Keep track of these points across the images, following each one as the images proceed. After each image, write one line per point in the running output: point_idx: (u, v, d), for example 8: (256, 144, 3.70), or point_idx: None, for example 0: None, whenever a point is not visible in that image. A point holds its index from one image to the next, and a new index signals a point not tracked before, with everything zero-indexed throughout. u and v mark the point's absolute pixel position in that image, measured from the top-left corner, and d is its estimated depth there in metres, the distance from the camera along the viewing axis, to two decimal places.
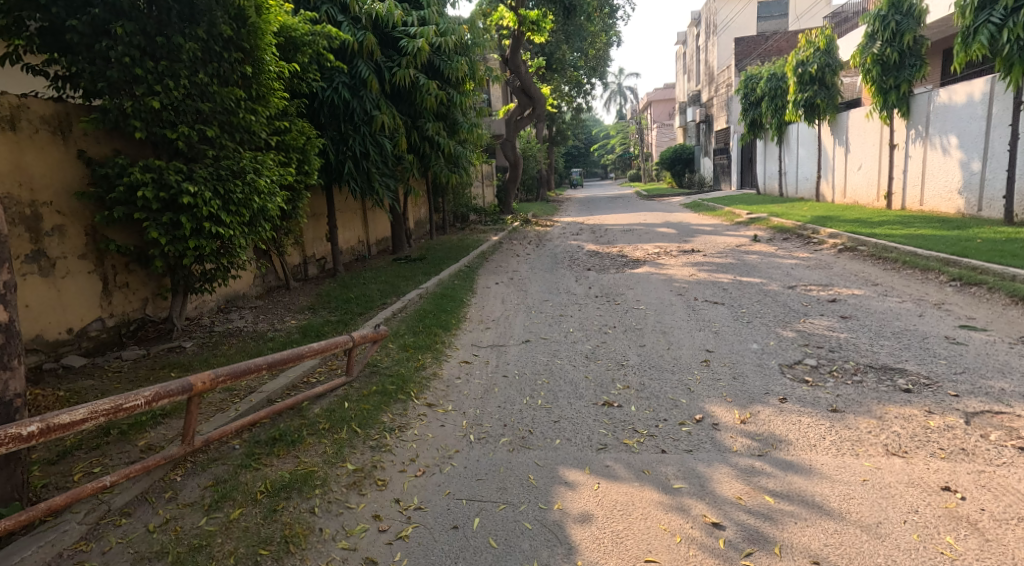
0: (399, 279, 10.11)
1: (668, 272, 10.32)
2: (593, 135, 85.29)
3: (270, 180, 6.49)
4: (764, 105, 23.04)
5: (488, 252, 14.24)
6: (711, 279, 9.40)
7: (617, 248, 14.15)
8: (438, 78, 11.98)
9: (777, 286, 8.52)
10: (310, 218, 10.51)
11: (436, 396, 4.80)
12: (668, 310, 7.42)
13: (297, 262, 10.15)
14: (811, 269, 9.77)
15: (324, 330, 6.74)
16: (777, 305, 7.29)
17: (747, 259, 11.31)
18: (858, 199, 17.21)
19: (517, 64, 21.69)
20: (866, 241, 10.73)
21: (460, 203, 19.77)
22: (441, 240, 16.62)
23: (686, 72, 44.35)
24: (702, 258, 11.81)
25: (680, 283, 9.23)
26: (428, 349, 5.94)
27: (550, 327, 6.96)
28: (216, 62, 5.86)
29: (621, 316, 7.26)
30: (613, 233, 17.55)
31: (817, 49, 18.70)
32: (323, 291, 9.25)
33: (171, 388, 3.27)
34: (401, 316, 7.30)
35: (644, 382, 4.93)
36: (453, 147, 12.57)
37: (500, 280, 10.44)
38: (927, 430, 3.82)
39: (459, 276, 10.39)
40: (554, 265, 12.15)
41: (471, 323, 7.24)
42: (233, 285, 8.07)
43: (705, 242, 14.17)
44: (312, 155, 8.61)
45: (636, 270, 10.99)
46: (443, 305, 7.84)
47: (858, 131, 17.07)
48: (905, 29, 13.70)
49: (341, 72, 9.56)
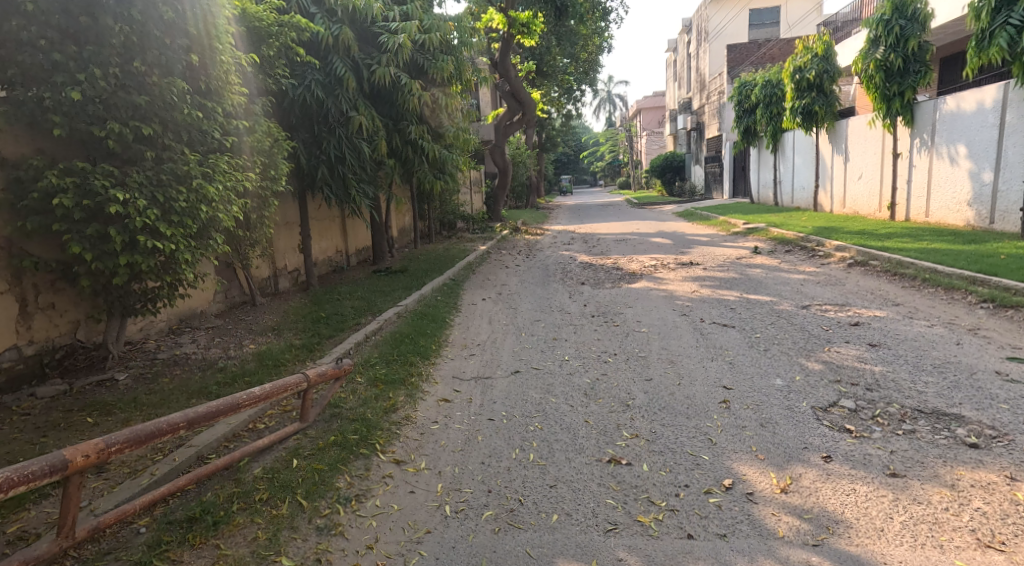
0: (377, 294, 9.31)
1: (668, 288, 9.57)
2: (582, 142, 84.82)
3: (224, 187, 5.70)
4: (759, 112, 22.43)
5: (474, 263, 13.44)
6: (715, 296, 8.66)
7: (611, 260, 13.40)
8: (421, 77, 11.21)
9: (789, 306, 7.77)
10: (281, 227, 9.73)
11: (407, 448, 4.00)
12: (672, 334, 6.66)
13: (265, 275, 9.36)
14: (822, 286, 9.05)
15: (286, 357, 5.93)
16: (795, 330, 6.53)
17: (751, 273, 10.57)
18: (859, 209, 16.58)
19: (506, 68, 21.05)
20: (878, 255, 10.01)
21: (447, 211, 19.00)
22: (426, 249, 15.82)
23: (677, 79, 43.86)
24: (702, 271, 11.08)
25: (681, 301, 8.48)
26: (403, 383, 5.16)
27: (541, 354, 6.18)
28: (158, 50, 5.10)
29: (621, 341, 6.49)
30: (607, 242, 16.86)
31: (816, 55, 18.00)
32: (292, 308, 8.44)
33: (29, 472, 2.52)
34: (375, 341, 6.50)
35: (656, 429, 4.17)
36: (437, 152, 11.76)
37: (487, 295, 9.65)
38: (1016, 507, 3.11)
39: (442, 292, 9.60)
40: (545, 279, 11.36)
41: (452, 348, 6.44)
42: (188, 303, 7.28)
43: (703, 253, 13.47)
44: (280, 158, 7.82)
45: (633, 284, 10.23)
46: (422, 328, 7.04)
47: (858, 138, 16.40)
48: (910, 34, 13.03)
49: (314, 68, 8.77)
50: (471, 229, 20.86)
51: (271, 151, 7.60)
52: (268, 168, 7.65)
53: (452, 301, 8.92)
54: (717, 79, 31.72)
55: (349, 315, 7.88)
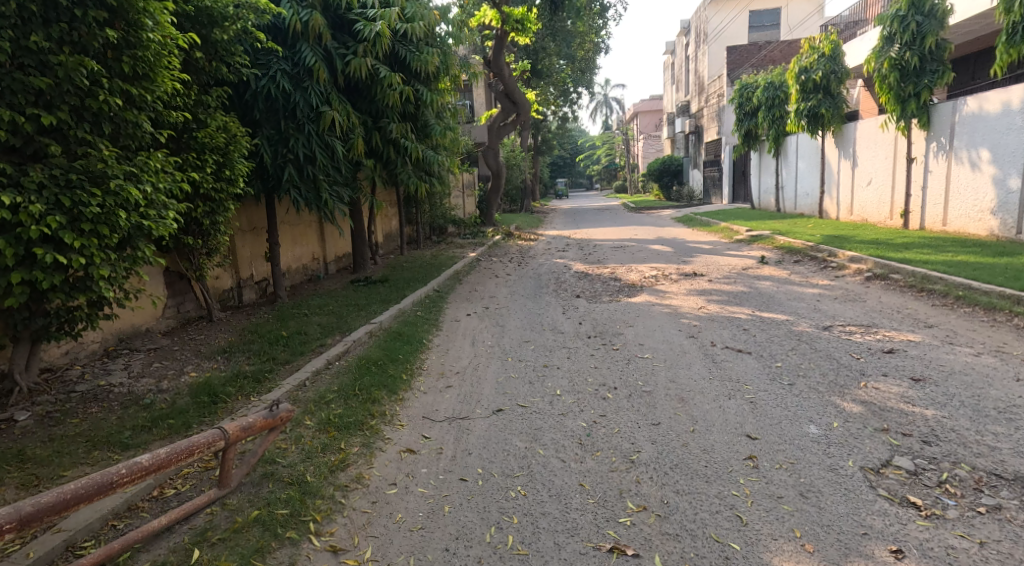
0: (350, 309, 8.43)
1: (671, 304, 8.71)
2: (579, 146, 84.18)
3: (152, 188, 4.86)
4: (760, 114, 21.67)
5: (462, 272, 12.59)
6: (724, 314, 7.80)
7: (608, 269, 12.55)
8: (404, 71, 10.37)
9: (808, 326, 6.92)
10: (245, 233, 8.87)
11: (349, 530, 3.21)
12: (680, 362, 5.80)
13: (225, 286, 8.50)
14: (840, 302, 8.21)
15: (229, 388, 5.06)
16: (821, 358, 5.69)
17: (761, 286, 9.74)
18: (868, 216, 15.81)
19: (500, 68, 20.22)
20: (899, 268, 9.19)
21: (437, 215, 18.15)
22: (413, 256, 14.96)
23: (676, 82, 42.95)
24: (707, 284, 10.22)
25: (687, 319, 7.63)
26: (360, 428, 4.31)
27: (528, 387, 5.31)
28: (65, 23, 4.29)
29: (621, 370, 5.63)
30: (603, 249, 16.01)
31: (822, 56, 17.28)
32: (252, 324, 7.58)
33: None
34: (337, 369, 5.65)
35: (669, 499, 3.33)
36: (421, 152, 10.87)
37: (473, 310, 8.79)
38: None
39: (423, 306, 8.73)
40: (536, 290, 10.49)
41: (426, 377, 5.58)
42: (126, 319, 6.42)
43: (706, 263, 12.63)
44: (239, 157, 6.96)
45: (633, 298, 9.38)
46: (394, 352, 6.18)
47: (867, 141, 15.62)
48: (927, 31, 12.30)
49: (280, 57, 7.96)
50: (462, 234, 20.01)
51: (226, 149, 6.77)
52: (223, 168, 6.82)
53: (433, 318, 8.06)
54: (716, 81, 30.97)
55: (314, 333, 7.01)
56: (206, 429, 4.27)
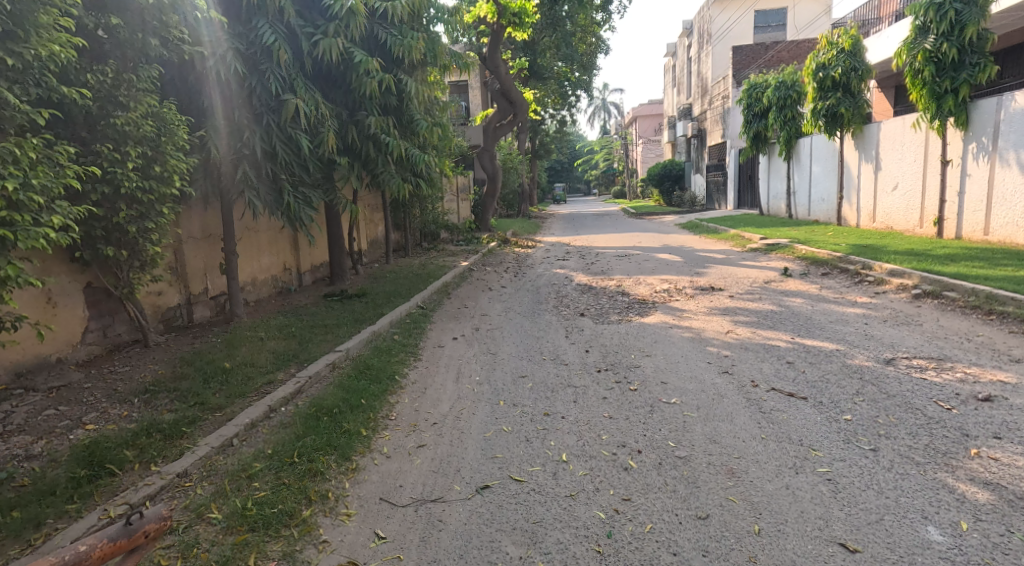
0: (317, 330, 7.21)
1: (691, 326, 7.48)
2: (577, 150, 83.18)
3: (23, 186, 3.70)
4: (771, 115, 20.54)
5: (452, 284, 11.36)
6: (758, 341, 6.57)
7: (614, 281, 11.36)
8: (384, 59, 9.20)
9: (866, 359, 5.73)
10: (196, 240, 7.60)
11: None
12: (718, 413, 4.57)
13: (171, 303, 7.24)
14: (893, 325, 7.02)
15: (126, 449, 3.82)
16: (898, 405, 4.51)
17: (792, 304, 8.57)
18: (894, 224, 14.67)
19: (496, 65, 19.13)
20: (952, 284, 8.03)
21: (428, 220, 16.93)
22: (398, 265, 13.72)
23: (677, 85, 41.77)
24: (728, 301, 8.98)
25: (713, 348, 6.41)
26: (286, 524, 3.17)
27: (522, 449, 4.09)
28: None
29: (643, 423, 4.40)
30: (607, 258, 14.82)
31: (842, 51, 16.12)
32: (196, 350, 6.33)
33: None
34: (281, 420, 4.41)
35: None
36: (405, 150, 9.63)
37: (463, 332, 7.58)
38: None
39: (403, 327, 7.53)
40: (534, 307, 9.26)
41: (390, 430, 4.36)
42: (24, 349, 5.16)
43: (723, 274, 11.44)
44: (174, 151, 5.78)
45: (645, 318, 8.13)
46: (357, 393, 4.96)
47: (894, 143, 14.49)
48: (967, 21, 11.21)
49: (233, 33, 6.71)
50: (455, 240, 18.79)
51: (158, 140, 5.57)
52: (152, 164, 5.62)
53: (413, 343, 6.86)
54: (720, 82, 29.84)
55: (265, 363, 5.79)
56: (63, 528, 3.11)
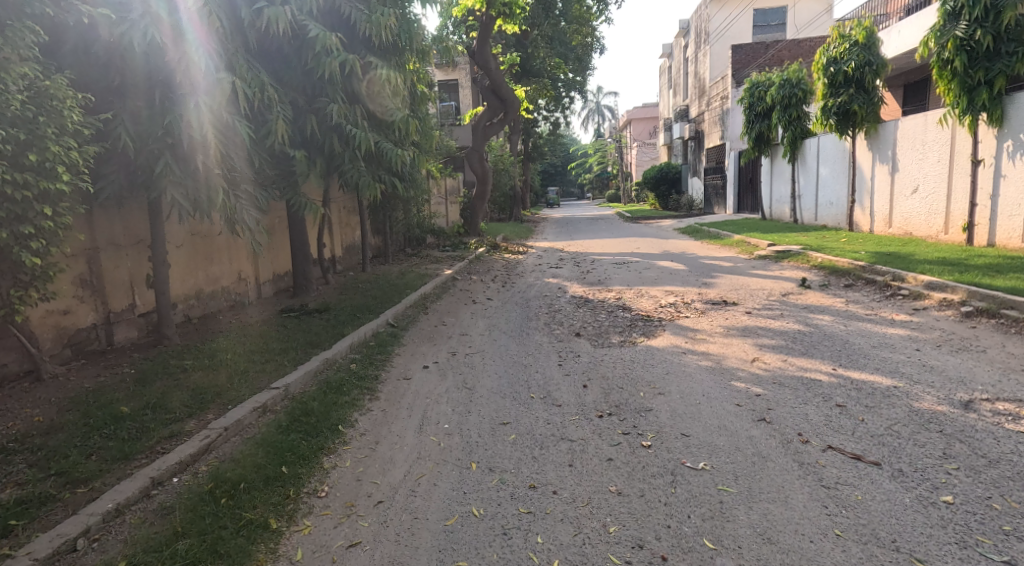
0: (260, 355, 6.02)
1: (708, 352, 6.27)
2: (571, 155, 82.19)
3: None
4: (775, 115, 19.48)
5: (432, 295, 10.15)
6: (792, 374, 5.38)
7: (613, 292, 10.20)
8: (349, 38, 8.06)
9: (937, 400, 4.56)
10: (118, 249, 6.39)
11: None
12: (765, 486, 3.37)
13: (83, 324, 6.04)
14: (952, 352, 5.86)
15: None
16: (1008, 475, 3.35)
17: (820, 323, 7.41)
18: (914, 230, 13.58)
19: (485, 60, 18.02)
20: (1011, 300, 6.88)
21: (411, 225, 15.75)
22: (375, 274, 12.51)
23: (674, 86, 40.47)
24: (746, 319, 7.79)
25: (739, 384, 5.22)
26: None
27: (494, 552, 3.00)
28: None
29: (665, 504, 3.26)
30: (604, 265, 13.66)
31: (854, 44, 15.00)
32: (102, 383, 5.10)
33: None
34: (163, 504, 3.32)
35: None
36: (374, 143, 8.44)
37: (437, 358, 6.36)
38: None
39: (365, 353, 6.34)
40: (523, 324, 8.06)
41: (315, 516, 3.25)
42: None
43: (734, 286, 10.29)
44: (60, 136, 4.57)
45: (652, 340, 6.92)
46: (280, 453, 3.77)
47: (913, 142, 13.41)
48: (1004, 5, 10.03)
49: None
50: (442, 246, 17.63)
51: (33, 120, 4.36)
52: (28, 152, 4.39)
53: (373, 375, 5.66)
54: (719, 83, 28.70)
55: (178, 404, 4.59)
56: None
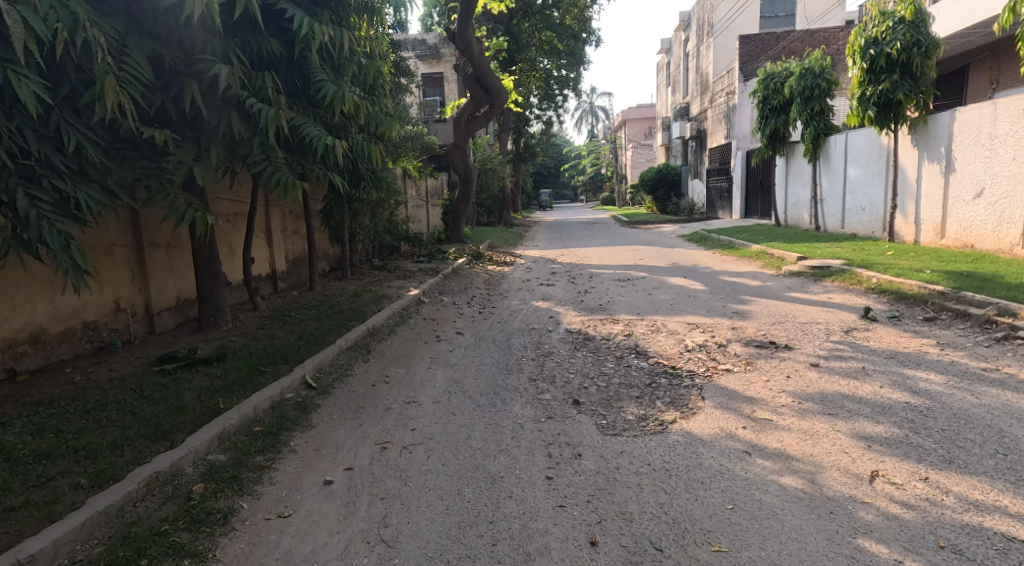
0: (49, 464, 3.67)
1: (785, 453, 3.89)
2: (564, 155, 79.88)
3: None
4: (794, 109, 17.15)
5: (384, 326, 7.77)
6: (958, 523, 3.08)
7: (619, 325, 7.83)
8: None
9: None
10: None
11: None
12: None
13: None
14: None
15: None
16: None
17: (931, 387, 5.06)
18: (975, 241, 11.37)
19: (467, 43, 15.50)
20: None
21: (375, 232, 13.29)
22: (320, 293, 10.10)
23: (673, 82, 38.02)
24: (817, 378, 5.42)
25: (875, 549, 2.97)
26: None
27: None
28: None
29: None
30: (605, 283, 11.27)
31: (900, 22, 12.60)
32: None
33: None
34: None
35: None
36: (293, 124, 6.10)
37: (355, 460, 4.01)
38: None
39: (237, 451, 3.99)
40: (496, 381, 5.67)
41: None
42: None
43: (776, 317, 7.92)
44: None
45: (691, 422, 4.52)
46: None
47: (974, 137, 11.18)
48: None
49: None
50: (415, 255, 15.17)
51: None
52: None
53: (219, 517, 3.29)
54: (724, 77, 26.32)
55: None
56: None
